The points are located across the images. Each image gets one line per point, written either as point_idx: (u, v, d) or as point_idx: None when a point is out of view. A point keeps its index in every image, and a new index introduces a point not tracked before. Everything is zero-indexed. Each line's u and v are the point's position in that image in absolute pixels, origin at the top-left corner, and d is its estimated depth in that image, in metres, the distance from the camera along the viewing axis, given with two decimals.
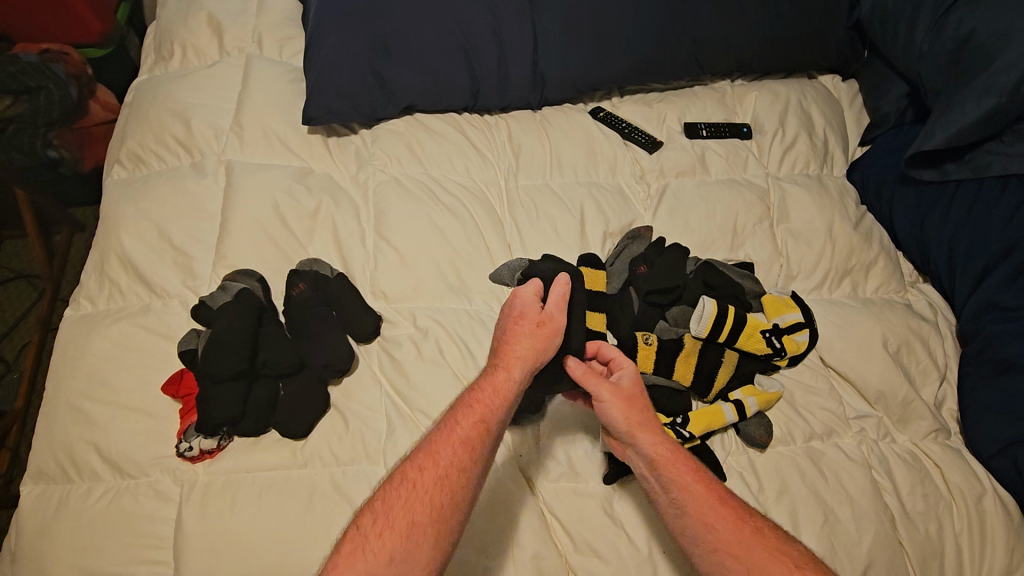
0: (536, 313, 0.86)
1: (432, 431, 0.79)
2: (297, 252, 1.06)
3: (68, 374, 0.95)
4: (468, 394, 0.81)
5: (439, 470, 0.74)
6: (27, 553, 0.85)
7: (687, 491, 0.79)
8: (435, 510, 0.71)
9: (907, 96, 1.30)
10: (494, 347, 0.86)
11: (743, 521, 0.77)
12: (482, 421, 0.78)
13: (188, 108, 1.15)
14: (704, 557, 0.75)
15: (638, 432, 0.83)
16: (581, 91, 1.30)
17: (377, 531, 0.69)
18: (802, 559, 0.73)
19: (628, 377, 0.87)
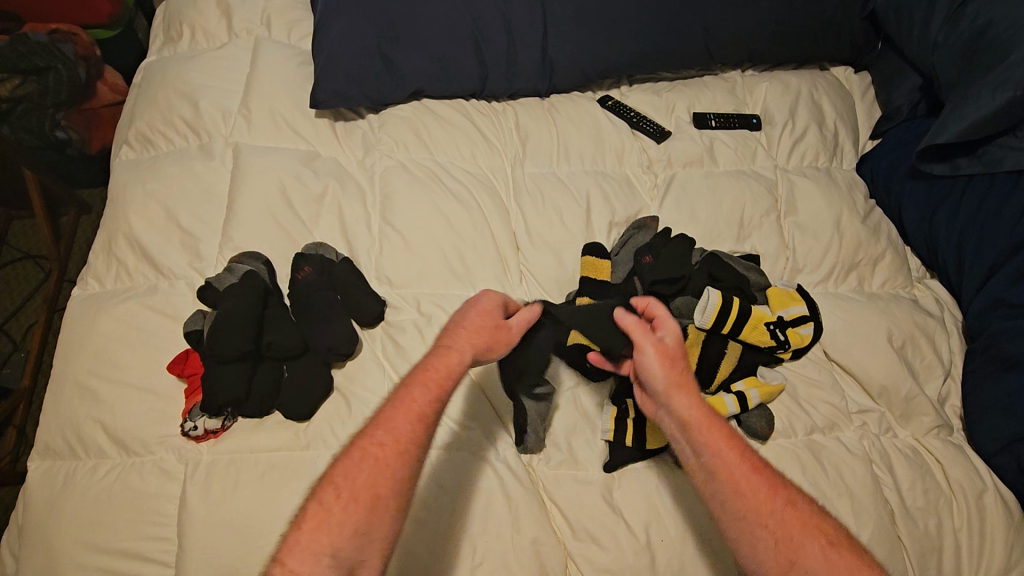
0: (499, 319, 0.84)
1: (387, 404, 0.74)
2: (303, 236, 1.07)
3: (75, 352, 0.96)
4: (420, 369, 0.76)
5: (400, 446, 0.71)
6: (34, 527, 0.87)
7: (719, 454, 0.76)
8: (399, 484, 0.69)
9: (920, 89, 1.28)
10: (447, 330, 0.82)
11: (777, 491, 0.74)
12: (439, 397, 0.75)
13: (196, 90, 1.15)
14: (732, 521, 0.72)
15: (674, 393, 0.81)
16: (589, 79, 1.29)
17: (340, 505, 0.66)
18: (839, 539, 0.70)
19: (672, 335, 0.84)
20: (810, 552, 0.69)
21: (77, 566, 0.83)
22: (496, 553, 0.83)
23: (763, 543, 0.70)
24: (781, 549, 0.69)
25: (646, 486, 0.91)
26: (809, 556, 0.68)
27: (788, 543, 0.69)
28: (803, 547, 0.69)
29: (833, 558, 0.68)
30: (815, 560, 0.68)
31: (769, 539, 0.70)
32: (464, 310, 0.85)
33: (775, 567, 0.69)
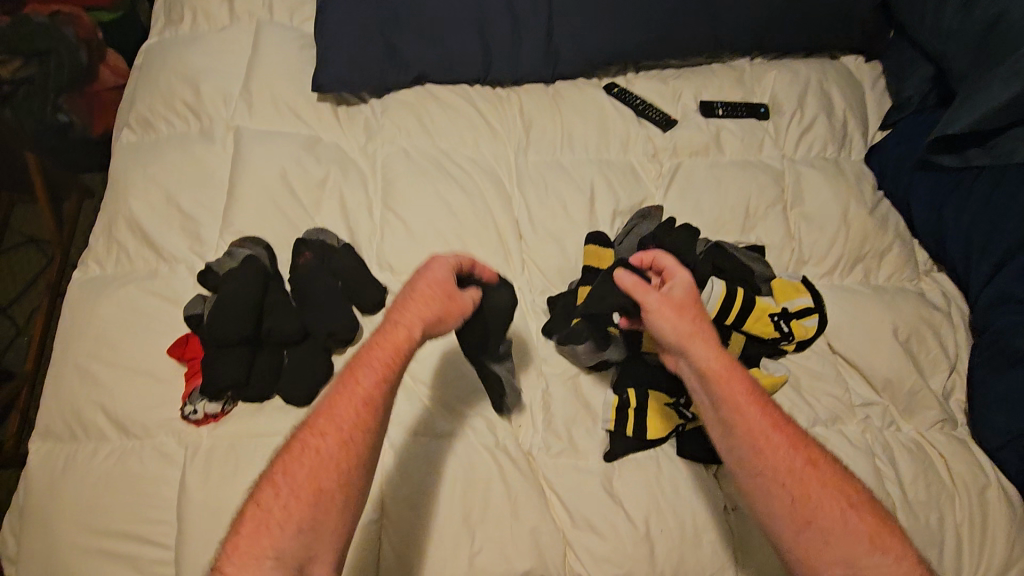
0: (454, 288, 0.78)
1: (331, 390, 0.72)
2: (303, 221, 1.06)
3: (75, 336, 0.96)
4: (366, 348, 0.73)
5: (342, 435, 0.69)
6: (35, 507, 0.87)
7: (739, 409, 0.76)
8: (343, 475, 0.68)
9: (931, 79, 1.26)
10: (396, 303, 0.76)
11: (798, 448, 0.74)
12: (386, 378, 0.71)
13: (198, 73, 1.14)
14: (749, 478, 0.74)
15: (690, 344, 0.79)
16: (596, 65, 1.27)
17: (281, 503, 0.66)
18: (858, 500, 0.72)
19: (682, 287, 0.83)
20: (829, 512, 0.71)
21: (78, 546, 0.83)
22: (494, 539, 0.84)
23: (782, 501, 0.72)
24: (799, 508, 0.71)
25: (645, 475, 0.90)
26: (829, 516, 0.70)
27: (807, 502, 0.71)
28: (822, 506, 0.71)
29: (854, 520, 0.70)
30: (833, 518, 0.70)
31: (788, 498, 0.72)
32: (414, 279, 0.78)
33: (793, 524, 0.71)
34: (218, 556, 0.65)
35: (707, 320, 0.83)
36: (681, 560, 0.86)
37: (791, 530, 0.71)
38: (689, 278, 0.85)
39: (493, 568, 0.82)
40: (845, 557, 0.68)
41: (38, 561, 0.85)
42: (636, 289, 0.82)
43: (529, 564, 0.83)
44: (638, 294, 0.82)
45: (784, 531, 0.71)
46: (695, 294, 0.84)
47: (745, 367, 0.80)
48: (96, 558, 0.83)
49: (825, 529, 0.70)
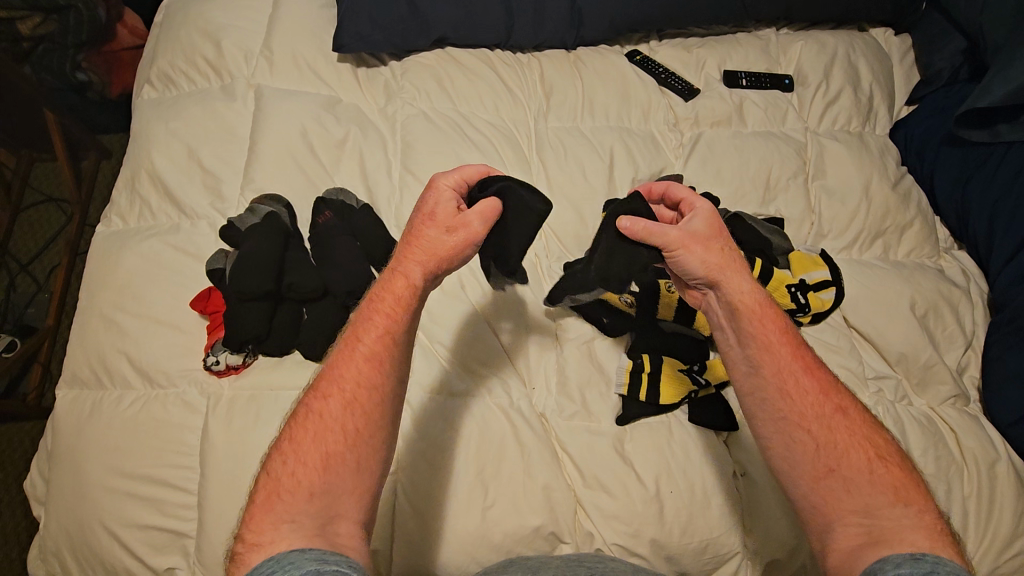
0: (447, 214, 0.73)
1: (335, 352, 0.70)
2: (323, 180, 1.06)
3: (100, 286, 0.98)
4: (367, 302, 0.71)
5: (345, 394, 0.66)
6: (63, 449, 0.90)
7: (769, 350, 0.73)
8: (349, 435, 0.64)
9: (963, 52, 1.23)
10: (399, 245, 0.75)
11: (829, 396, 0.72)
12: (390, 332, 0.69)
13: (219, 29, 1.13)
14: (768, 423, 0.72)
15: (719, 279, 0.75)
16: (618, 31, 1.25)
17: (289, 471, 0.62)
18: (887, 454, 0.69)
19: (703, 218, 0.77)
20: (853, 461, 0.68)
21: (106, 487, 0.86)
22: (507, 495, 0.86)
23: (805, 447, 0.69)
24: (821, 455, 0.68)
25: (657, 438, 0.92)
26: (853, 466, 0.67)
27: (830, 450, 0.68)
28: (846, 455, 0.68)
29: (879, 472, 0.67)
30: (858, 467, 0.67)
31: (811, 444, 0.69)
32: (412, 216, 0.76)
33: (811, 471, 0.69)
34: (237, 531, 0.61)
35: (735, 251, 0.78)
36: (690, 522, 0.87)
37: (808, 477, 0.69)
38: (708, 206, 0.79)
39: (505, 522, 0.84)
40: (864, 506, 0.65)
41: (67, 501, 0.88)
42: (650, 229, 0.76)
43: (540, 519, 0.85)
44: (654, 233, 0.76)
45: (800, 477, 0.69)
46: (719, 223, 0.78)
47: (778, 303, 0.77)
48: (122, 499, 0.86)
49: (847, 477, 0.67)
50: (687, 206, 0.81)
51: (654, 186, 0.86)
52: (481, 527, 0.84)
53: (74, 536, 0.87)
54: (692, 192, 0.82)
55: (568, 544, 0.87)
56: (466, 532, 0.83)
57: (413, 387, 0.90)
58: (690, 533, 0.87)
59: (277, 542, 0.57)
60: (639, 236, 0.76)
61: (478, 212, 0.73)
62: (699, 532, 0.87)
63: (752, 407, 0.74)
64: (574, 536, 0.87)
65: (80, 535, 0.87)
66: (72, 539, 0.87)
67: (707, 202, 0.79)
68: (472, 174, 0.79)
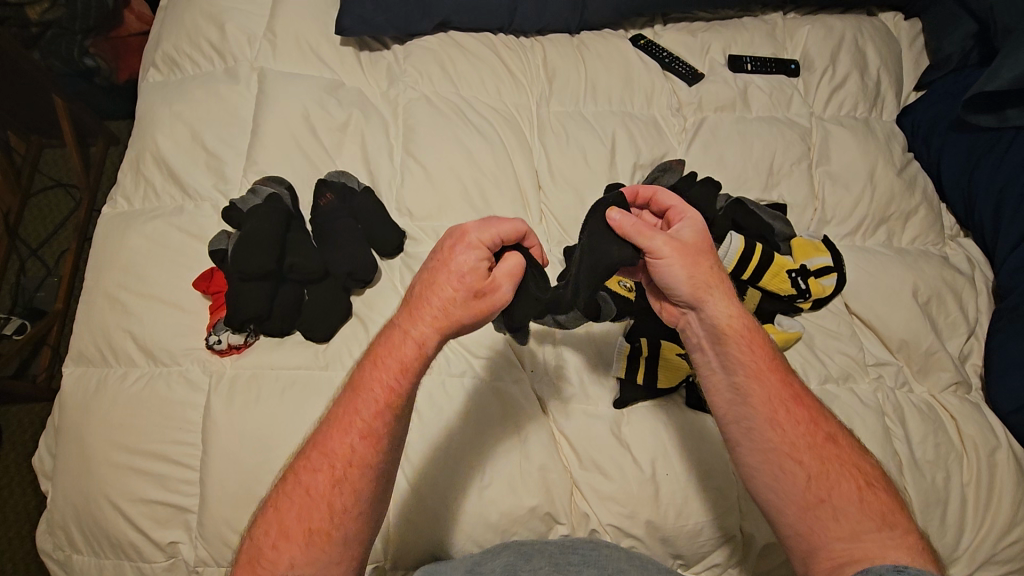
0: (474, 276, 0.66)
1: (332, 414, 0.67)
2: (326, 163, 1.07)
3: (105, 267, 0.99)
4: (369, 366, 0.67)
5: (334, 471, 0.63)
6: (69, 426, 0.92)
7: (757, 375, 0.72)
8: (334, 511, 0.62)
9: (973, 36, 1.21)
10: (411, 294, 0.69)
11: (818, 425, 0.71)
12: (388, 405, 0.65)
13: (222, 12, 1.13)
14: (762, 457, 0.70)
15: (705, 298, 0.73)
16: (623, 15, 1.24)
17: (271, 542, 0.61)
18: (874, 480, 0.69)
19: (693, 229, 0.74)
20: (843, 490, 0.67)
21: (110, 462, 0.88)
22: (504, 476, 0.86)
23: (796, 479, 0.68)
24: (812, 485, 0.68)
25: (654, 421, 0.92)
26: (843, 497, 0.67)
27: (821, 481, 0.68)
28: (836, 484, 0.68)
29: (868, 500, 0.67)
30: (847, 496, 0.67)
31: (802, 477, 0.68)
32: (434, 266, 0.68)
33: (800, 499, 0.68)
34: None
35: (720, 268, 0.75)
36: (685, 505, 0.88)
37: (796, 504, 0.68)
38: (699, 219, 0.76)
39: (500, 502, 0.85)
40: (850, 531, 0.65)
41: (73, 476, 0.90)
42: (639, 230, 0.73)
43: (537, 500, 0.86)
44: (644, 237, 0.72)
45: (787, 506, 0.68)
46: (706, 235, 0.75)
47: (761, 326, 0.75)
48: (126, 475, 0.88)
49: (837, 507, 0.66)
50: (675, 214, 0.77)
51: (641, 190, 0.80)
52: (478, 506, 0.85)
53: (79, 510, 0.89)
54: (681, 200, 0.78)
55: (564, 525, 0.88)
56: (459, 510, 0.84)
57: None
58: (686, 516, 0.87)
59: None
60: (628, 233, 0.73)
61: (508, 272, 0.67)
62: (694, 514, 0.88)
63: (740, 436, 0.72)
64: (570, 517, 0.88)
65: (85, 509, 0.88)
66: (78, 514, 0.89)
67: (697, 212, 0.76)
68: (508, 234, 0.69)
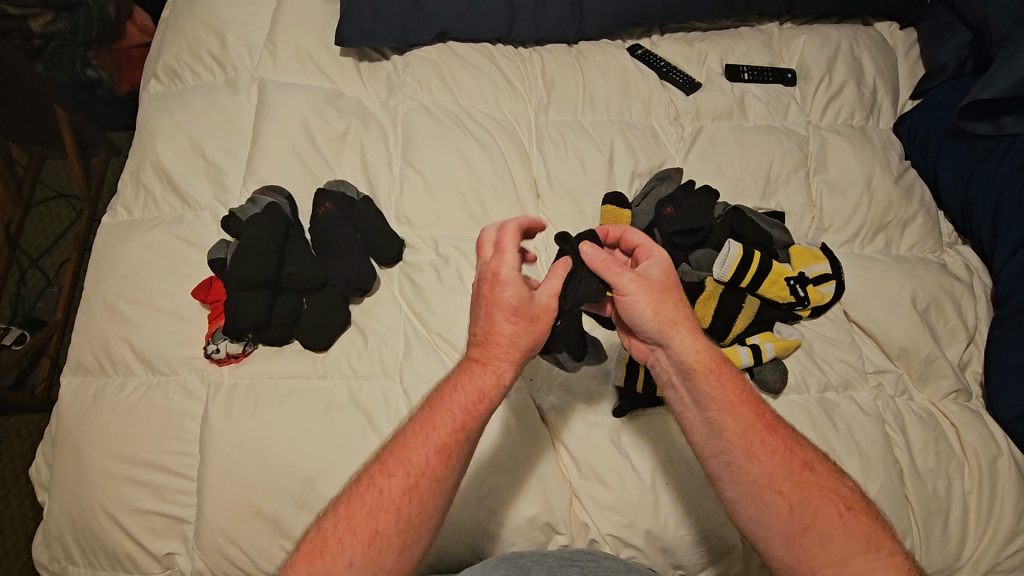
0: (525, 304, 0.71)
1: (410, 425, 0.71)
2: (324, 173, 1.07)
3: (105, 276, 0.99)
4: (449, 389, 0.71)
5: (409, 478, 0.67)
6: (67, 436, 0.91)
7: (730, 409, 0.72)
8: (403, 519, 0.66)
9: (969, 45, 1.22)
10: (474, 336, 0.74)
11: (793, 452, 0.71)
12: (464, 426, 0.69)
13: (223, 23, 1.14)
14: (746, 489, 0.69)
15: (672, 335, 0.73)
16: (620, 25, 1.25)
17: (337, 535, 0.65)
18: (854, 502, 0.70)
19: (660, 267, 0.74)
20: (826, 516, 0.68)
21: (107, 472, 0.88)
22: (503, 486, 0.86)
23: (779, 508, 0.68)
24: (796, 514, 0.68)
25: (654, 429, 0.92)
26: (827, 522, 0.67)
27: (804, 508, 0.68)
28: (819, 511, 0.68)
29: (851, 523, 0.67)
30: (831, 521, 0.67)
31: (785, 506, 0.68)
32: (486, 308, 0.72)
33: (787, 530, 0.68)
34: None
35: (687, 306, 0.75)
36: (685, 513, 0.87)
37: (783, 535, 0.68)
38: (665, 254, 0.76)
39: (499, 512, 0.85)
40: (839, 558, 0.66)
41: (70, 486, 0.89)
42: (607, 266, 0.73)
43: (536, 510, 0.86)
44: (611, 273, 0.73)
45: (774, 536, 0.68)
46: (672, 273, 0.75)
47: (728, 360, 0.75)
48: (123, 485, 0.87)
49: (822, 534, 0.67)
50: (642, 252, 0.77)
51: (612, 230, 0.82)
52: (477, 515, 0.84)
53: (76, 520, 0.88)
54: (648, 239, 0.78)
55: (564, 535, 0.87)
56: (457, 519, 0.84)
57: (407, 372, 0.93)
58: (687, 524, 0.87)
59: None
60: (598, 268, 0.73)
61: (551, 291, 0.72)
62: (694, 523, 0.87)
63: (720, 470, 0.71)
64: (569, 527, 0.88)
65: (82, 520, 0.88)
66: (75, 524, 0.88)
67: (663, 249, 0.76)
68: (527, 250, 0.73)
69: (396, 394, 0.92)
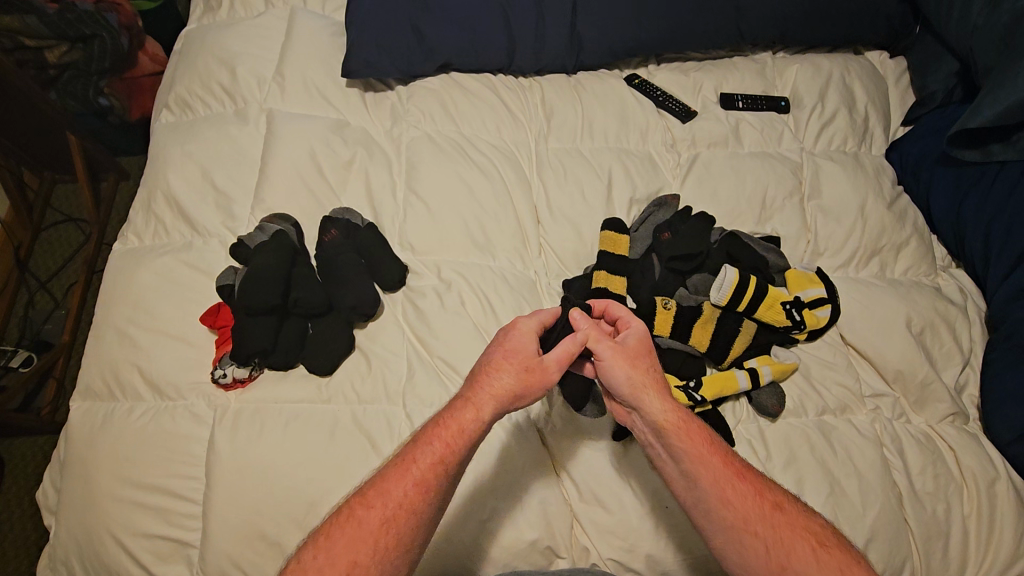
0: (529, 355, 0.78)
1: (392, 461, 0.73)
2: (331, 200, 1.10)
3: (115, 301, 1.02)
4: (432, 426, 0.75)
5: (387, 511, 0.69)
6: (75, 459, 0.93)
7: (701, 462, 0.75)
8: (378, 551, 0.67)
9: (956, 74, 1.25)
10: (472, 374, 0.79)
11: (762, 495, 0.74)
12: (443, 460, 0.72)
13: (233, 56, 1.18)
14: (721, 533, 0.72)
15: (643, 397, 0.78)
16: (617, 56, 1.29)
17: (317, 565, 0.65)
18: (826, 538, 0.71)
19: (636, 336, 0.81)
20: (799, 553, 0.69)
21: (114, 496, 0.89)
22: (507, 516, 0.87)
23: (755, 550, 0.70)
24: (772, 554, 0.69)
25: None
26: (801, 559, 0.69)
27: (779, 548, 0.70)
28: (792, 549, 0.70)
29: (824, 559, 0.68)
30: (804, 559, 0.68)
31: (761, 547, 0.70)
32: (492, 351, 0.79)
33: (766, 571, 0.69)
34: None
35: (659, 371, 0.81)
36: (685, 537, 0.88)
37: None
38: (643, 326, 0.83)
39: (502, 535, 0.86)
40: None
41: (76, 509, 0.91)
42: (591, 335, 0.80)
43: (537, 534, 0.86)
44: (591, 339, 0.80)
45: None
46: (648, 342, 0.82)
47: (697, 417, 0.79)
48: (129, 509, 0.88)
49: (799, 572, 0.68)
50: (622, 324, 0.85)
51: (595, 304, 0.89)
52: (479, 539, 0.85)
53: (82, 544, 0.89)
54: (628, 311, 0.86)
55: (565, 558, 0.88)
56: (460, 543, 0.84)
57: (409, 397, 0.95)
58: (687, 548, 0.88)
59: None
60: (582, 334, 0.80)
61: (558, 358, 0.78)
62: (696, 546, 0.88)
63: (701, 519, 0.74)
64: (570, 551, 0.89)
65: (88, 543, 0.89)
66: (80, 547, 0.90)
67: (641, 321, 0.83)
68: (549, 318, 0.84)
69: (398, 417, 0.93)
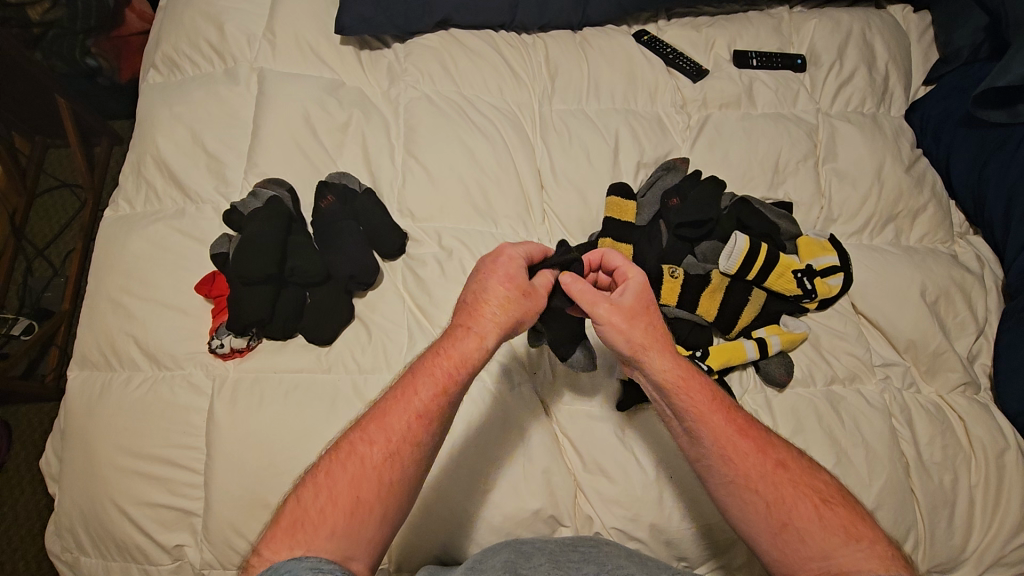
0: (518, 285, 0.75)
1: (389, 393, 0.71)
2: (327, 165, 1.06)
3: (109, 270, 0.99)
4: (431, 355, 0.72)
5: (390, 446, 0.67)
6: (75, 429, 0.92)
7: (703, 420, 0.73)
8: (383, 486, 0.65)
9: (984, 29, 1.18)
10: (459, 310, 0.76)
11: (765, 453, 0.72)
12: (446, 391, 0.70)
13: (222, 12, 1.12)
14: (723, 490, 0.71)
15: (643, 358, 0.76)
16: (626, 11, 1.22)
17: (318, 506, 0.63)
18: (830, 496, 0.69)
19: (634, 292, 0.78)
20: (802, 510, 0.68)
21: (116, 466, 0.89)
22: (508, 477, 0.86)
23: (755, 507, 0.69)
24: (773, 512, 0.68)
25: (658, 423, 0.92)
26: (804, 517, 0.67)
27: (779, 505, 0.68)
28: (794, 507, 0.68)
29: (827, 516, 0.67)
30: (807, 517, 0.67)
31: (761, 505, 0.69)
32: (479, 276, 0.76)
33: (767, 528, 0.68)
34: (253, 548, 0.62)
35: (660, 327, 0.78)
36: (688, 506, 0.88)
37: (766, 534, 0.68)
38: (642, 277, 0.79)
39: (505, 505, 0.85)
40: (822, 553, 0.65)
41: (79, 479, 0.90)
42: (586, 296, 0.77)
43: (539, 503, 0.86)
44: (587, 303, 0.77)
45: (758, 535, 0.69)
46: (647, 297, 0.78)
47: (700, 373, 0.77)
48: (132, 478, 0.88)
49: (802, 529, 0.67)
50: (620, 275, 0.81)
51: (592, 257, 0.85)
52: (481, 507, 0.85)
53: (86, 513, 0.89)
54: (626, 260, 0.82)
55: (568, 527, 0.88)
56: (462, 512, 0.84)
57: None
58: (691, 516, 0.88)
59: (315, 546, 0.60)
60: (574, 296, 0.77)
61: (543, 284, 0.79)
62: (700, 515, 0.88)
63: (704, 474, 0.73)
64: (574, 520, 0.88)
65: (92, 512, 0.89)
66: (84, 516, 0.90)
67: (641, 274, 0.79)
68: (535, 251, 0.82)
69: None
